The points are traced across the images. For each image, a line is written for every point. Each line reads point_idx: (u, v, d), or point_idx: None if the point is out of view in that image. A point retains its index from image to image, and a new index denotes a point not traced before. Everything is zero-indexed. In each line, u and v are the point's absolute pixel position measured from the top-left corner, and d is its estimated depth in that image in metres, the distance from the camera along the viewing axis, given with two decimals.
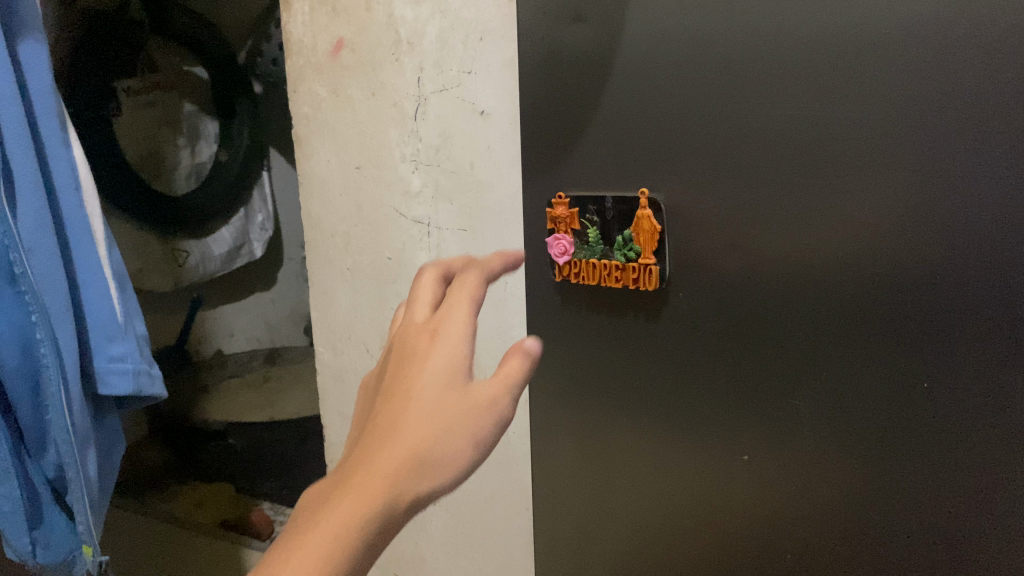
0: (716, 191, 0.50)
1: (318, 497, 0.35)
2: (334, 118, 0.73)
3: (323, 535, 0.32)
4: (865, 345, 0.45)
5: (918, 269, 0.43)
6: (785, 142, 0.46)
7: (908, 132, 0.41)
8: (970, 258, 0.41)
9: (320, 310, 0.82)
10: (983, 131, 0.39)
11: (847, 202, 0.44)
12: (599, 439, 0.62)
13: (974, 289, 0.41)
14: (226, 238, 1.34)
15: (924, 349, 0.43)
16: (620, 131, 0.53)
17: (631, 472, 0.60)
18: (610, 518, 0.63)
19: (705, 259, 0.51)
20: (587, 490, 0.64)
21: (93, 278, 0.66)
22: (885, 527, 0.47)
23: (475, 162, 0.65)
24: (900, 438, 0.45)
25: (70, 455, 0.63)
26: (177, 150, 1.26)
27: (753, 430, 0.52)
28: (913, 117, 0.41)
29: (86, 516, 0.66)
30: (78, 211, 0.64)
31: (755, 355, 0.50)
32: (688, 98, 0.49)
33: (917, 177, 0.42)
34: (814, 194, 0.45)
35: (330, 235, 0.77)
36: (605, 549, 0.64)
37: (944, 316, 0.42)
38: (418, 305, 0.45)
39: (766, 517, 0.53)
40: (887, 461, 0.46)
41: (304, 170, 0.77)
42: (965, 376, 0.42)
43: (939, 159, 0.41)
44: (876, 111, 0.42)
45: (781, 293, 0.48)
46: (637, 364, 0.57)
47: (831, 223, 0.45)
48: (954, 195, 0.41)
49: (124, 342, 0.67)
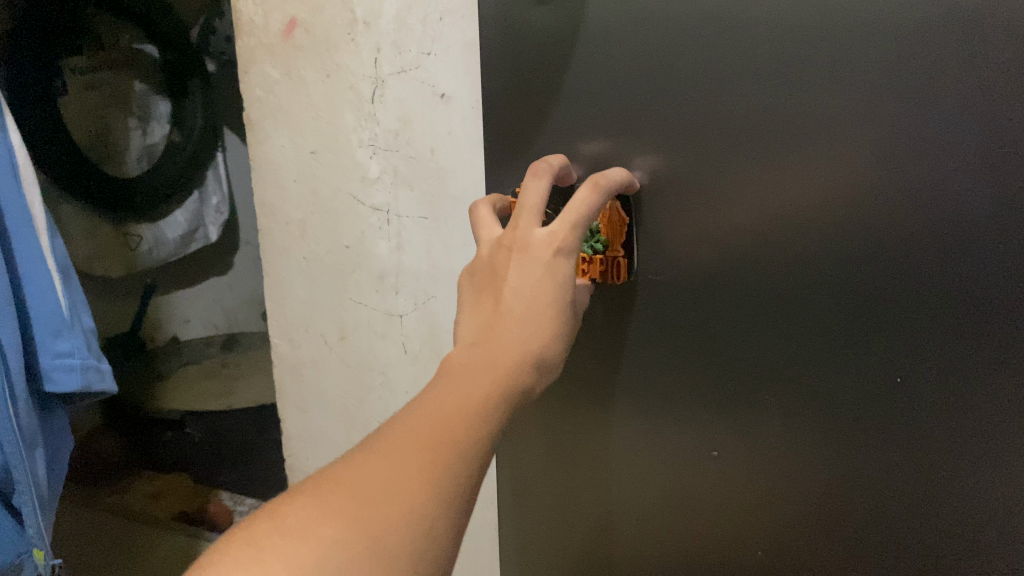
0: (689, 179, 0.49)
1: (474, 354, 0.41)
2: (287, 101, 0.70)
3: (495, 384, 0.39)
4: (848, 339, 0.44)
5: (896, 266, 0.41)
6: (755, 132, 0.45)
7: (889, 120, 0.40)
8: (961, 248, 0.39)
9: (275, 300, 0.79)
10: (970, 116, 0.37)
11: (816, 197, 0.43)
12: (568, 426, 0.62)
13: (960, 283, 0.39)
14: (180, 221, 1.31)
15: (907, 339, 0.42)
16: (592, 117, 0.52)
17: (600, 461, 0.60)
18: (578, 505, 0.63)
19: (677, 247, 0.51)
20: (554, 474, 0.65)
21: (36, 272, 0.62)
22: (855, 524, 0.46)
23: (437, 148, 0.63)
24: (866, 430, 0.44)
25: (16, 457, 0.61)
26: (126, 130, 1.22)
27: (721, 423, 0.51)
28: (892, 99, 0.39)
29: (35, 519, 0.64)
30: (17, 201, 0.61)
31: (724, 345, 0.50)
32: (658, 81, 0.48)
33: (888, 168, 0.40)
34: (783, 186, 0.44)
35: (285, 223, 0.75)
36: (573, 539, 0.64)
37: (929, 312, 0.41)
38: (542, 207, 0.46)
39: (726, 511, 0.53)
40: (852, 460, 0.46)
41: (256, 155, 0.74)
42: (941, 372, 0.41)
43: (923, 148, 0.39)
44: (854, 98, 0.41)
45: (755, 285, 0.47)
46: (606, 352, 0.57)
47: (802, 220, 0.44)
48: (937, 182, 0.39)
49: (70, 337, 0.65)
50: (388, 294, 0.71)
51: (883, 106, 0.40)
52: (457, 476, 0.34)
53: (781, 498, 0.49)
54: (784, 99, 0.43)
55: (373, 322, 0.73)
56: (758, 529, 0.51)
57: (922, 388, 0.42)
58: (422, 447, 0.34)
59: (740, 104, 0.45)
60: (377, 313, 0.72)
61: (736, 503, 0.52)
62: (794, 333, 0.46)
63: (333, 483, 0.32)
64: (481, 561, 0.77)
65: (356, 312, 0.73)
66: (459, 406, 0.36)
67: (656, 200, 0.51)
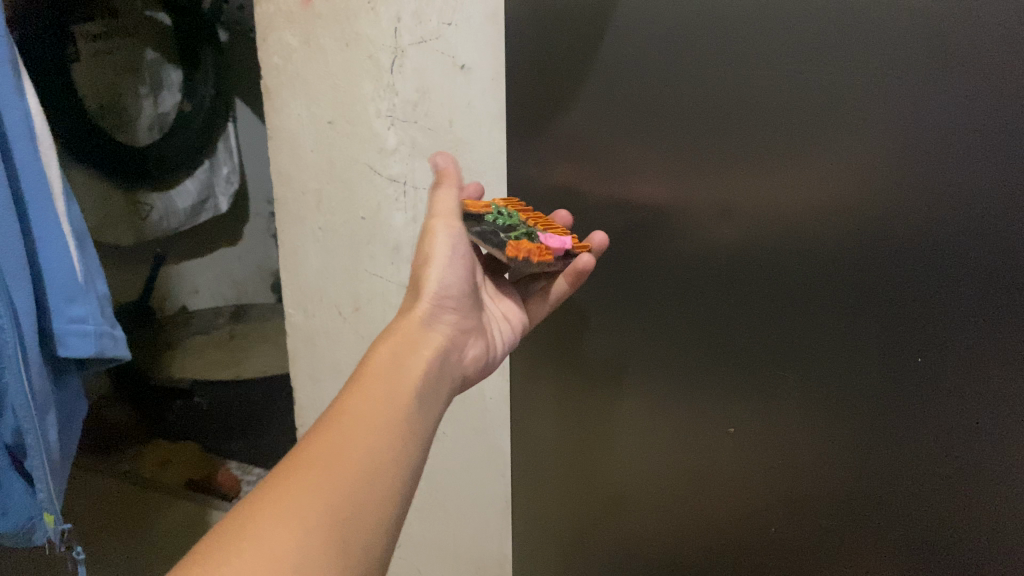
0: (732, 151, 0.51)
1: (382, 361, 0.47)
2: (306, 70, 0.69)
3: (372, 385, 0.43)
4: (871, 304, 0.49)
5: (906, 235, 0.47)
6: (790, 125, 0.49)
7: (907, 102, 0.45)
8: (969, 222, 0.45)
9: (289, 271, 0.79)
10: (977, 102, 0.44)
11: (864, 181, 0.48)
12: (588, 392, 0.66)
13: (972, 250, 0.46)
14: (191, 190, 1.29)
15: (928, 307, 0.48)
16: (625, 102, 0.55)
17: (625, 427, 0.64)
18: (602, 466, 0.67)
19: (706, 226, 0.54)
20: (570, 430, 0.68)
21: (52, 236, 0.62)
22: (871, 471, 0.53)
23: (455, 119, 0.63)
24: (879, 393, 0.51)
25: (28, 421, 0.61)
26: (138, 99, 1.19)
27: (745, 394, 0.56)
28: (928, 82, 0.45)
29: (46, 483, 0.64)
30: (33, 163, 0.61)
31: (751, 327, 0.54)
32: (704, 46, 0.50)
33: (904, 143, 0.46)
34: (831, 164, 0.48)
35: (301, 192, 0.74)
36: (594, 499, 0.69)
37: (937, 280, 0.47)
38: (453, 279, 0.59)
39: (750, 472, 0.58)
40: (863, 417, 0.52)
41: (273, 124, 0.73)
42: (933, 335, 0.48)
43: (936, 137, 0.45)
44: (891, 74, 0.46)
45: (776, 260, 0.52)
46: (631, 326, 0.60)
47: (846, 201, 0.48)
48: (949, 157, 0.45)
49: (84, 302, 0.65)
50: (402, 266, 0.71)
51: (900, 108, 0.46)
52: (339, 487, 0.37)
53: (804, 454, 0.55)
54: (830, 84, 0.47)
55: (386, 295, 0.73)
56: (780, 479, 0.57)
57: (938, 359, 0.48)
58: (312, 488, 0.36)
59: (776, 93, 0.49)
60: (392, 285, 0.72)
61: (767, 461, 0.57)
62: (817, 305, 0.51)
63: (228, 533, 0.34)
64: (490, 534, 0.79)
65: (371, 284, 0.74)
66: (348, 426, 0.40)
67: (688, 174, 0.54)
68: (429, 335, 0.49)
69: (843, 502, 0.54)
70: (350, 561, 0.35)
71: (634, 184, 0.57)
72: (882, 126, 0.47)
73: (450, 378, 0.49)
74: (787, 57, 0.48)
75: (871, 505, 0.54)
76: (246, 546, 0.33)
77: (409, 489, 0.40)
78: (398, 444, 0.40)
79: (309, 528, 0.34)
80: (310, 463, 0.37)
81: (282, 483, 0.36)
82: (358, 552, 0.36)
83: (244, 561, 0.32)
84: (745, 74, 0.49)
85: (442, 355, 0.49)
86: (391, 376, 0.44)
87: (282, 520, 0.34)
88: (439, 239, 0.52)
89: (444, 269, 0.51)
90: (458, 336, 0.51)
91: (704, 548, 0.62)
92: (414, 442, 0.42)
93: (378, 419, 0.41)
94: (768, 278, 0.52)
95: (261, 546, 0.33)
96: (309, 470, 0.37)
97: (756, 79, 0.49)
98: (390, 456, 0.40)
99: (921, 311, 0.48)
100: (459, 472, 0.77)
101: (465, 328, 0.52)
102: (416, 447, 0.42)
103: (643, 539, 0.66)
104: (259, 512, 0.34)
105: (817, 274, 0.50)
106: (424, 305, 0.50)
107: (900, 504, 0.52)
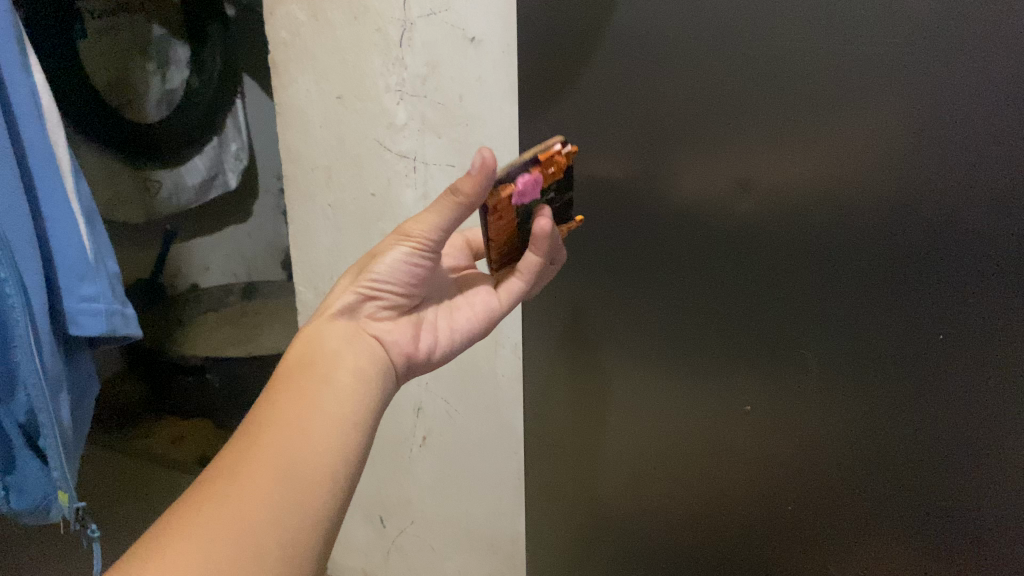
0: (749, 125, 0.50)
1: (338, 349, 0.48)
2: (313, 44, 0.68)
3: (319, 400, 0.43)
4: (884, 279, 0.49)
5: (920, 211, 0.46)
6: (808, 99, 0.48)
7: (924, 80, 0.44)
8: (984, 198, 0.44)
9: (300, 249, 0.79)
10: (992, 82, 0.42)
11: (880, 159, 0.47)
12: (599, 370, 0.65)
13: (985, 227, 0.45)
14: (200, 167, 1.28)
15: (943, 286, 0.47)
16: (637, 78, 0.54)
17: (637, 405, 0.64)
18: (615, 444, 0.67)
19: (720, 201, 0.53)
20: (583, 407, 0.68)
21: (61, 215, 0.62)
22: (885, 448, 0.53)
23: (465, 94, 0.63)
24: (897, 370, 0.50)
25: (41, 400, 0.61)
26: (146, 75, 1.18)
27: (760, 371, 0.56)
28: (947, 56, 0.43)
29: (60, 462, 0.64)
30: (41, 142, 0.60)
31: (770, 308, 0.54)
32: (720, 18, 0.49)
33: (922, 120, 0.45)
34: (851, 142, 0.47)
35: (310, 169, 0.74)
36: (606, 475, 0.69)
37: (951, 257, 0.46)
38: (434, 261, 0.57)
39: (762, 448, 0.58)
40: (878, 394, 0.52)
41: (281, 100, 0.72)
42: (945, 312, 0.47)
43: (950, 114, 0.44)
44: (911, 51, 0.44)
45: (793, 238, 0.51)
46: (641, 306, 0.60)
47: (863, 178, 0.48)
48: (969, 136, 0.44)
49: (95, 281, 0.65)
50: None
51: (917, 84, 0.44)
52: (269, 510, 0.37)
53: (818, 431, 0.55)
54: (849, 60, 0.46)
55: None
56: (794, 455, 0.57)
57: (953, 339, 0.48)
58: (246, 510, 0.37)
59: (794, 66, 0.47)
60: None
61: (781, 438, 0.57)
62: (833, 282, 0.51)
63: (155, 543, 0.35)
64: (503, 511, 0.79)
65: None
66: (301, 449, 0.40)
67: (701, 149, 0.53)
68: (335, 324, 0.49)
69: (858, 477, 0.54)
70: (268, 560, 0.36)
71: (646, 163, 0.56)
72: (898, 102, 0.45)
73: (371, 360, 0.48)
74: (806, 30, 0.46)
75: (884, 481, 0.53)
76: (165, 556, 0.34)
77: (341, 484, 0.41)
78: (327, 436, 0.42)
79: (222, 542, 0.35)
80: (234, 471, 0.38)
81: (201, 493, 0.37)
82: (281, 551, 0.37)
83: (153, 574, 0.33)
84: (763, 47, 0.48)
85: (355, 342, 0.48)
86: (314, 364, 0.45)
87: (195, 531, 0.35)
88: (389, 256, 0.49)
89: (387, 268, 0.50)
90: (370, 319, 0.50)
91: (718, 522, 0.63)
92: (346, 436, 0.43)
93: (299, 411, 0.42)
94: (786, 257, 0.52)
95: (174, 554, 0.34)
96: (232, 475, 0.38)
97: (775, 53, 0.48)
98: (318, 453, 0.41)
99: (930, 295, 0.48)
100: (471, 448, 0.78)
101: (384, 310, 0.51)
102: (351, 439, 0.43)
103: (657, 514, 0.66)
104: (184, 518, 0.36)
105: (834, 252, 0.50)
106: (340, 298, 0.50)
107: (912, 480, 0.52)
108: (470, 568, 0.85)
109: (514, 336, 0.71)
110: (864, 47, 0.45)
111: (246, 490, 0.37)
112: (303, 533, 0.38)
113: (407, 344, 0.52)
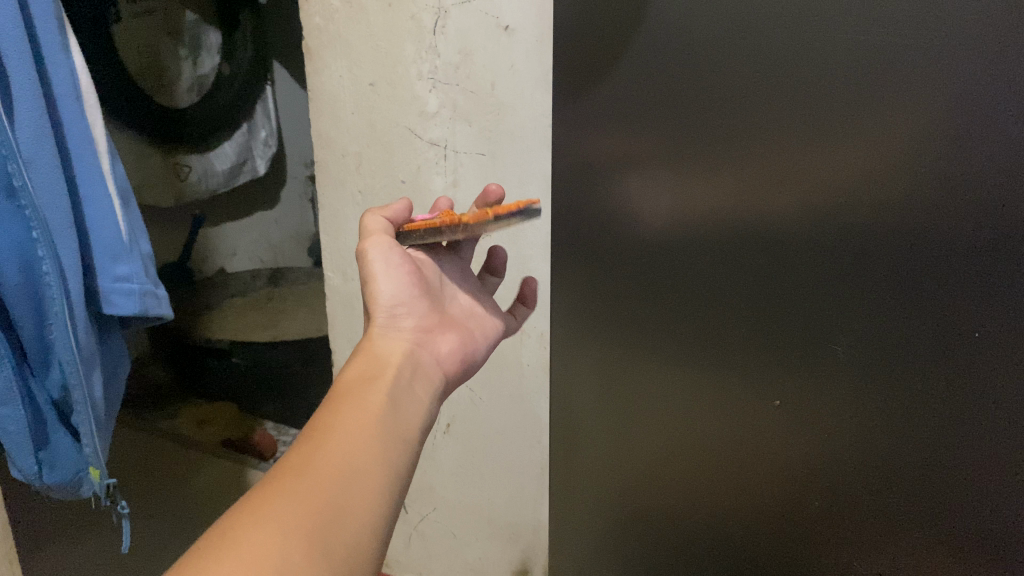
0: (781, 118, 0.50)
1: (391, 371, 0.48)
2: (347, 30, 0.68)
3: (384, 419, 0.44)
4: (916, 269, 0.49)
5: (953, 201, 0.47)
6: (843, 93, 0.48)
7: (960, 72, 0.45)
8: (1011, 187, 0.46)
9: (328, 234, 0.79)
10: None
11: (914, 152, 0.47)
12: (621, 363, 0.65)
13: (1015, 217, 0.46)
14: (229, 153, 1.27)
15: (972, 273, 0.48)
16: (678, 72, 0.53)
17: (661, 396, 0.64)
18: (636, 435, 0.67)
19: (752, 195, 0.53)
20: (606, 399, 0.68)
21: (96, 194, 0.63)
22: (908, 434, 0.54)
23: (496, 82, 0.63)
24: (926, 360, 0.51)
25: (75, 376, 0.62)
26: (177, 61, 1.18)
27: (786, 365, 0.56)
28: (987, 50, 0.44)
29: (92, 438, 0.65)
30: (80, 123, 0.61)
31: (807, 303, 0.54)
32: (754, 10, 0.49)
33: (956, 112, 0.46)
34: (884, 133, 0.48)
35: (341, 154, 0.74)
36: (628, 465, 0.69)
37: (979, 250, 0.47)
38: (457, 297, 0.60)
39: (787, 441, 0.58)
40: (898, 386, 0.53)
41: (313, 85, 0.72)
42: (974, 299, 0.48)
43: (985, 107, 0.45)
44: (945, 44, 0.45)
45: (825, 233, 0.51)
46: (667, 298, 0.60)
47: (897, 172, 0.48)
48: (1005, 128, 0.45)
49: (129, 262, 0.65)
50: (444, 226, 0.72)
51: (952, 76, 0.45)
52: (339, 511, 0.37)
53: (843, 424, 0.55)
54: (882, 51, 0.46)
55: None
56: (819, 448, 0.57)
57: (986, 326, 0.49)
58: (318, 508, 0.36)
59: (829, 59, 0.47)
60: None
61: (806, 432, 0.57)
62: (863, 273, 0.51)
63: (233, 521, 0.34)
64: (525, 500, 0.80)
65: None
66: (366, 459, 0.41)
67: (732, 141, 0.53)
68: (394, 342, 0.51)
69: (881, 466, 0.55)
70: (336, 555, 0.36)
71: (681, 156, 0.55)
72: (934, 93, 0.46)
73: (425, 377, 0.51)
74: (844, 22, 0.46)
75: (908, 471, 0.54)
76: (242, 533, 0.34)
77: (395, 498, 0.41)
78: (382, 453, 0.42)
79: (288, 524, 0.35)
80: (307, 464, 0.39)
81: (273, 480, 0.37)
82: (347, 549, 0.36)
83: (232, 555, 0.32)
84: (798, 39, 0.48)
85: (410, 360, 0.51)
86: (369, 383, 0.46)
87: (268, 511, 0.35)
88: (383, 268, 0.53)
89: (388, 281, 0.53)
90: (419, 338, 0.53)
91: (740, 515, 0.63)
92: (399, 455, 0.43)
93: (355, 424, 0.42)
94: (819, 250, 0.52)
95: (247, 529, 0.34)
96: (298, 474, 0.38)
97: (810, 46, 0.48)
98: (376, 465, 0.41)
99: (965, 289, 0.48)
100: (494, 437, 0.78)
101: (425, 327, 0.54)
102: (402, 457, 0.43)
103: (679, 506, 0.67)
104: (257, 505, 0.35)
105: (865, 244, 0.50)
106: (380, 319, 0.52)
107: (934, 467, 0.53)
108: (489, 555, 0.85)
109: (540, 327, 0.71)
110: (902, 40, 0.45)
111: (317, 486, 0.37)
112: (365, 536, 0.38)
113: (456, 355, 0.55)
